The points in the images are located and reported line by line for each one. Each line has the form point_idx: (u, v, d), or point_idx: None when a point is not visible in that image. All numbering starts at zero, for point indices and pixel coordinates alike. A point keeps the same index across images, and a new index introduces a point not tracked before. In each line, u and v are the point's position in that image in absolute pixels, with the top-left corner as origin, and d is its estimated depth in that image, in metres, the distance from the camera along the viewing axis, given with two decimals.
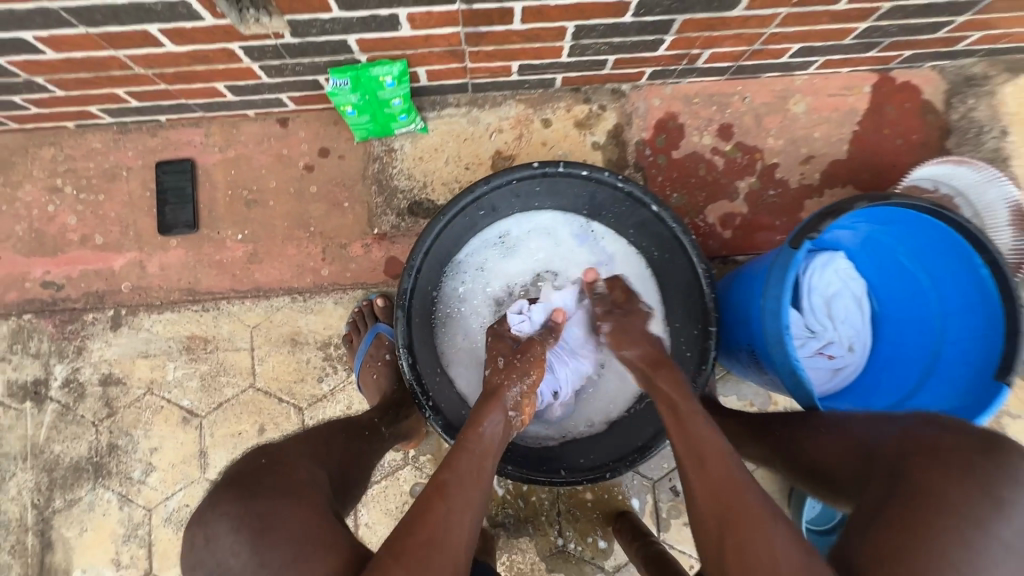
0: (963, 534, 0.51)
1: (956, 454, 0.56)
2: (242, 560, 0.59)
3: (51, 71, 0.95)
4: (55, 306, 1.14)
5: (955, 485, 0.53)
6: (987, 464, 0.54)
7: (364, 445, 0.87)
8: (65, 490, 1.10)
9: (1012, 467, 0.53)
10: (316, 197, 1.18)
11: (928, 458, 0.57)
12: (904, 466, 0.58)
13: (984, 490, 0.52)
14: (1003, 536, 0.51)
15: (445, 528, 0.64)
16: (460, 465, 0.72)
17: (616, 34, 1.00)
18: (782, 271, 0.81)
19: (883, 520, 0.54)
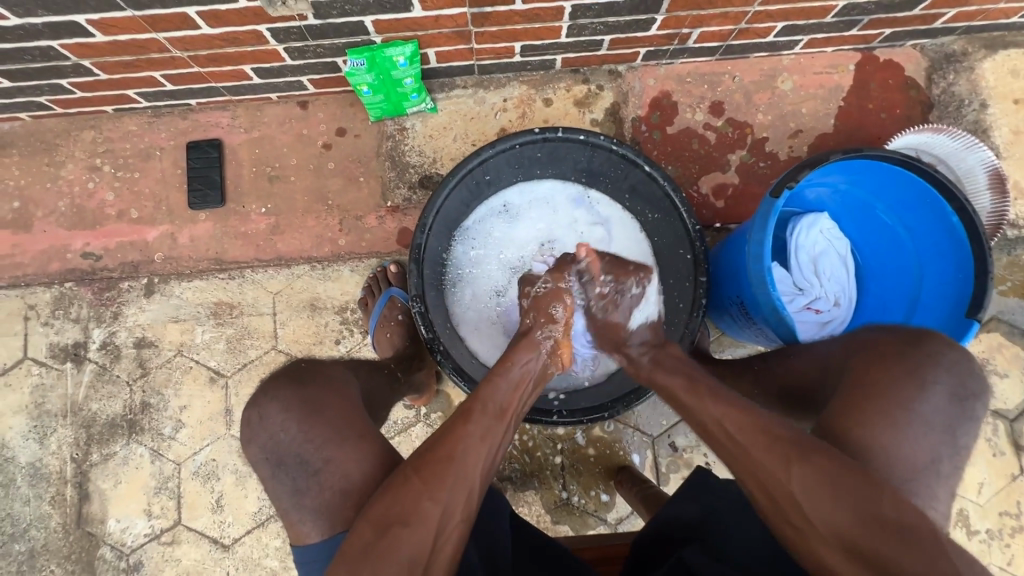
0: (894, 416, 0.65)
1: (891, 349, 0.70)
2: (292, 434, 0.76)
3: (97, 55, 1.05)
4: (94, 275, 1.23)
5: (889, 375, 0.67)
6: (915, 354, 0.68)
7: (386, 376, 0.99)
8: (102, 445, 1.19)
9: (933, 355, 0.68)
10: (333, 173, 1.27)
11: (869, 356, 0.71)
12: (849, 364, 0.72)
13: (909, 377, 0.67)
14: (923, 413, 0.65)
15: (465, 450, 0.73)
16: (486, 394, 0.79)
17: (611, 14, 1.08)
18: (764, 218, 0.87)
19: (833, 408, 0.69)
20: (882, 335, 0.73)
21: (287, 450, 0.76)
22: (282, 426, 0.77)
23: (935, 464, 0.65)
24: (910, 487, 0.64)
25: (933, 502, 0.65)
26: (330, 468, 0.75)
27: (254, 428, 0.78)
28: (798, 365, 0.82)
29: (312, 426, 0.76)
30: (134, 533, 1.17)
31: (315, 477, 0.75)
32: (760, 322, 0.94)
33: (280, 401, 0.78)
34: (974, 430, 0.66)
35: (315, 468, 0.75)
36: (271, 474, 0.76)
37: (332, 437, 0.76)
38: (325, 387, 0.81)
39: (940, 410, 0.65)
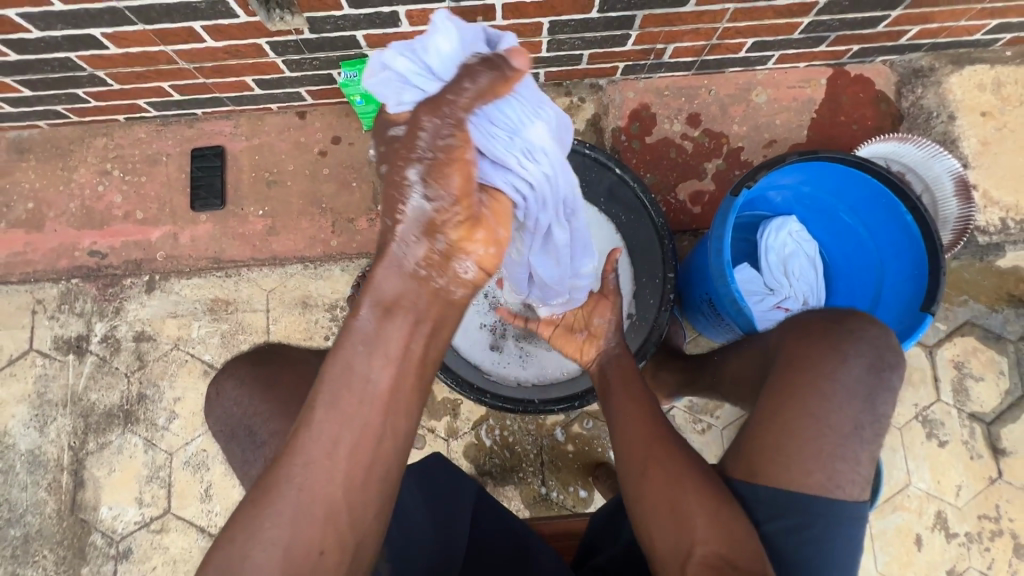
0: (821, 387, 0.69)
1: (817, 328, 0.74)
2: (244, 407, 0.85)
3: (110, 66, 1.14)
4: (100, 272, 1.30)
5: (814, 351, 0.72)
6: (839, 331, 0.73)
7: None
8: (98, 434, 1.23)
9: (854, 331, 0.72)
10: (328, 178, 1.34)
11: (798, 336, 0.75)
12: (779, 346, 0.76)
13: (833, 351, 0.71)
14: (847, 383, 0.70)
15: (304, 464, 0.59)
16: (330, 372, 0.60)
17: (587, 30, 1.16)
18: (723, 215, 0.92)
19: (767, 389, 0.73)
20: (812, 317, 0.77)
21: (239, 422, 0.84)
22: (236, 399, 0.86)
23: (858, 429, 0.69)
24: (839, 450, 0.68)
25: (856, 466, 0.69)
26: (274, 441, 0.80)
27: (212, 403, 0.88)
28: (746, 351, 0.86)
29: (264, 400, 0.84)
30: (125, 521, 1.20)
31: (261, 449, 0.81)
32: (723, 316, 0.98)
33: (236, 377, 0.88)
34: (892, 398, 0.71)
35: (260, 440, 0.81)
36: (234, 444, 0.84)
37: (278, 410, 0.82)
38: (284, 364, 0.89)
39: (860, 379, 0.70)
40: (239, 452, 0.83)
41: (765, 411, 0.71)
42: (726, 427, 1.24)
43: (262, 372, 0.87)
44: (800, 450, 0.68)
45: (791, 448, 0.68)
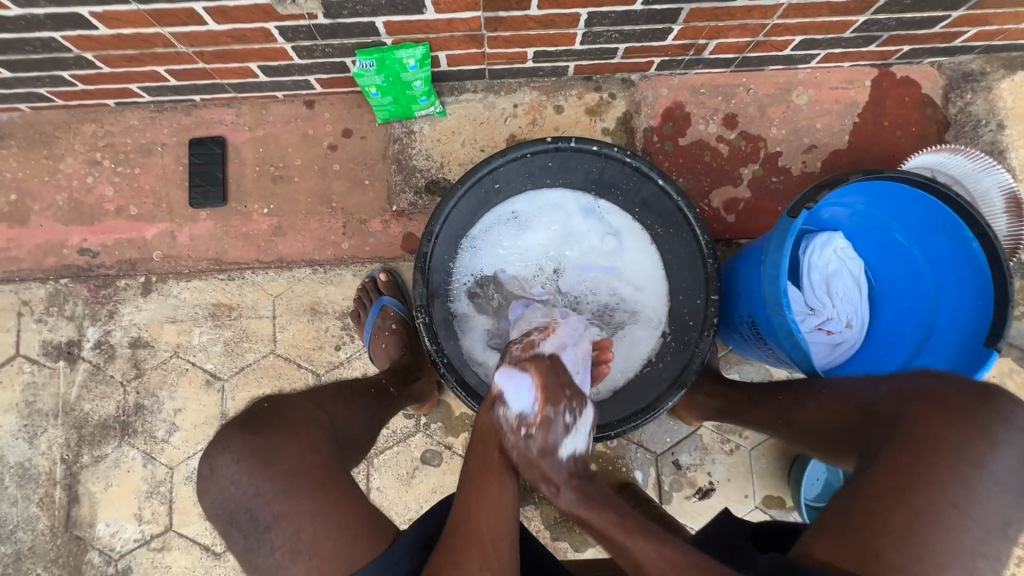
0: (966, 475, 0.62)
1: (956, 401, 0.66)
2: (242, 487, 0.74)
3: (100, 48, 1.03)
4: (91, 272, 1.21)
5: (957, 431, 0.64)
6: (985, 411, 0.64)
7: (371, 399, 0.96)
8: (93, 447, 1.16)
9: (1008, 414, 0.64)
10: (338, 175, 1.25)
11: (928, 405, 0.67)
12: (904, 413, 0.68)
13: (980, 435, 0.63)
14: (995, 473, 0.62)
15: (461, 520, 0.74)
16: (477, 454, 0.79)
17: (627, 23, 1.06)
18: (781, 239, 0.85)
19: (892, 459, 0.65)
20: (945, 385, 0.69)
21: (237, 505, 0.74)
22: (233, 477, 0.75)
23: (1005, 525, 0.61)
24: (980, 546, 0.60)
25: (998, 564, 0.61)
26: (281, 525, 0.72)
27: (207, 481, 0.76)
28: (833, 401, 0.80)
29: (267, 478, 0.74)
30: (124, 538, 1.14)
31: (267, 534, 0.73)
32: (773, 344, 0.92)
33: (233, 452, 0.76)
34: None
35: (265, 524, 0.73)
36: (234, 530, 0.75)
37: (284, 489, 0.73)
38: (283, 431, 0.78)
39: (1009, 470, 0.62)
40: (240, 540, 0.74)
41: (890, 483, 0.64)
42: (754, 447, 1.19)
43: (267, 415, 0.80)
44: (935, 542, 0.60)
45: (925, 537, 0.60)
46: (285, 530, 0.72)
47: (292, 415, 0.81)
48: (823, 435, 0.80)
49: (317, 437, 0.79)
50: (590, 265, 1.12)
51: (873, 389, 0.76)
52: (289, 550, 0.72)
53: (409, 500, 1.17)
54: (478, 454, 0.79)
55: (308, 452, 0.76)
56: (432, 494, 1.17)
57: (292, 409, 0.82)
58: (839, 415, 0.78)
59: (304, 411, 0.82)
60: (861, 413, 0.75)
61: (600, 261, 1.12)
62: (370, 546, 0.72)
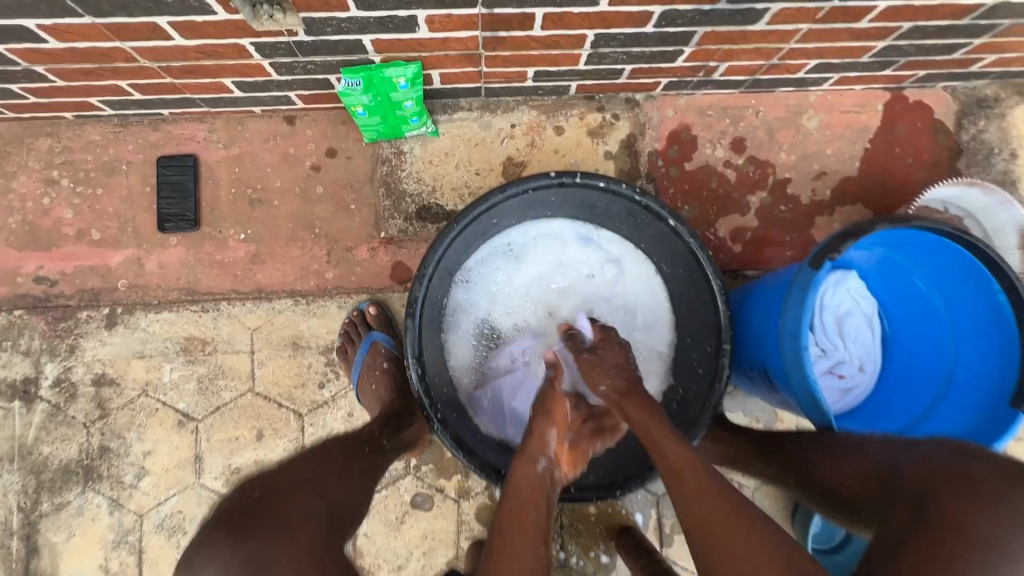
0: (997, 567, 0.55)
1: (986, 486, 0.60)
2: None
3: (51, 61, 0.92)
4: (49, 302, 1.11)
5: (989, 518, 0.58)
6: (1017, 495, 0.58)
7: (365, 463, 0.84)
8: (54, 493, 1.07)
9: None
10: (322, 198, 1.16)
11: (956, 487, 0.61)
12: (928, 493, 0.63)
13: (1017, 524, 0.57)
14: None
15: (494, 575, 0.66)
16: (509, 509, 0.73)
17: (636, 44, 0.98)
18: (802, 291, 0.80)
19: (916, 540, 0.59)
20: (972, 467, 0.63)
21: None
22: None
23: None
24: None
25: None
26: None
27: None
28: (848, 465, 0.75)
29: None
30: None
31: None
32: (789, 396, 0.88)
33: (216, 560, 0.61)
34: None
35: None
36: None
37: None
38: (279, 534, 0.64)
39: None
40: None
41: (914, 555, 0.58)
42: (758, 488, 1.15)
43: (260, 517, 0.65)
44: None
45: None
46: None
47: (284, 517, 0.66)
48: (839, 500, 0.75)
49: (316, 537, 0.66)
50: (592, 299, 1.05)
51: (896, 459, 0.70)
52: None
53: (398, 546, 1.11)
54: (512, 509, 0.73)
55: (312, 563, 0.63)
56: (423, 540, 1.11)
57: (287, 502, 0.68)
58: (860, 483, 0.73)
59: (300, 505, 0.69)
60: (884, 484, 0.69)
61: (602, 296, 1.05)
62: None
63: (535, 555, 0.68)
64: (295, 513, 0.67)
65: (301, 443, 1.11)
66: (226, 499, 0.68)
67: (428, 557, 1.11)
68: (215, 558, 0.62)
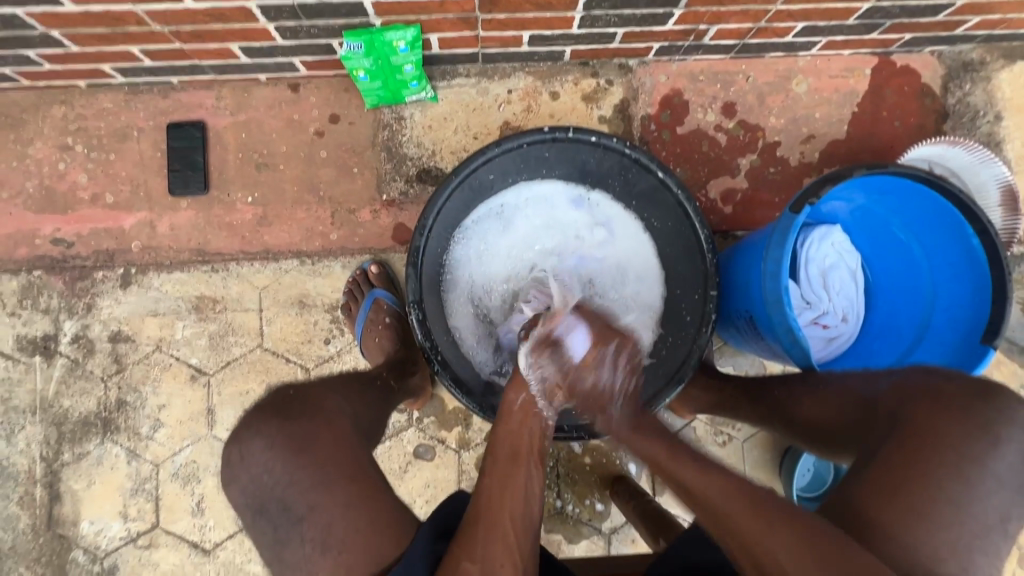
0: (963, 469, 0.62)
1: (954, 400, 0.65)
2: (276, 476, 0.74)
3: (67, 25, 0.96)
4: (66, 263, 1.16)
5: (957, 428, 0.63)
6: (985, 408, 0.64)
7: (383, 389, 0.94)
8: (74, 444, 1.13)
9: (1008, 411, 0.64)
10: (325, 162, 1.20)
11: (930, 402, 0.67)
12: (904, 410, 0.67)
13: (980, 433, 0.63)
14: (997, 471, 0.62)
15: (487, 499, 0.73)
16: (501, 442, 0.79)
17: (627, 6, 1.02)
18: (783, 235, 0.84)
19: (888, 453, 0.65)
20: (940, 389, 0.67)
21: (270, 494, 0.74)
22: (264, 463, 0.75)
23: (1003, 521, 0.61)
24: (978, 542, 0.60)
25: (995, 560, 0.61)
26: (314, 517, 0.71)
27: (236, 468, 0.76)
28: (827, 397, 0.80)
29: (301, 469, 0.73)
30: (109, 536, 1.12)
31: (298, 526, 0.72)
32: (771, 339, 0.92)
33: (263, 439, 0.76)
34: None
35: (298, 515, 0.72)
36: (265, 518, 0.74)
37: (315, 478, 0.73)
38: (315, 420, 0.78)
39: (1012, 467, 0.62)
40: (270, 529, 0.73)
41: (890, 467, 0.64)
42: (748, 439, 1.19)
43: (294, 431, 0.76)
44: (933, 536, 0.60)
45: (919, 531, 0.60)
46: (317, 522, 0.71)
47: (317, 412, 0.79)
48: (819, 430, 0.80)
49: (345, 428, 0.79)
50: (585, 255, 1.09)
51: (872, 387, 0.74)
52: (319, 541, 0.70)
53: (402, 494, 1.16)
54: (506, 436, 0.80)
55: (341, 446, 0.76)
56: (425, 488, 1.16)
57: (318, 401, 0.82)
58: (840, 412, 0.77)
59: (329, 405, 0.82)
60: (862, 409, 0.74)
61: (595, 251, 1.09)
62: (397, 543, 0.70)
63: (529, 477, 0.77)
64: (324, 408, 0.81)
65: None
66: (265, 397, 0.83)
67: (430, 505, 1.16)
68: (261, 438, 0.76)
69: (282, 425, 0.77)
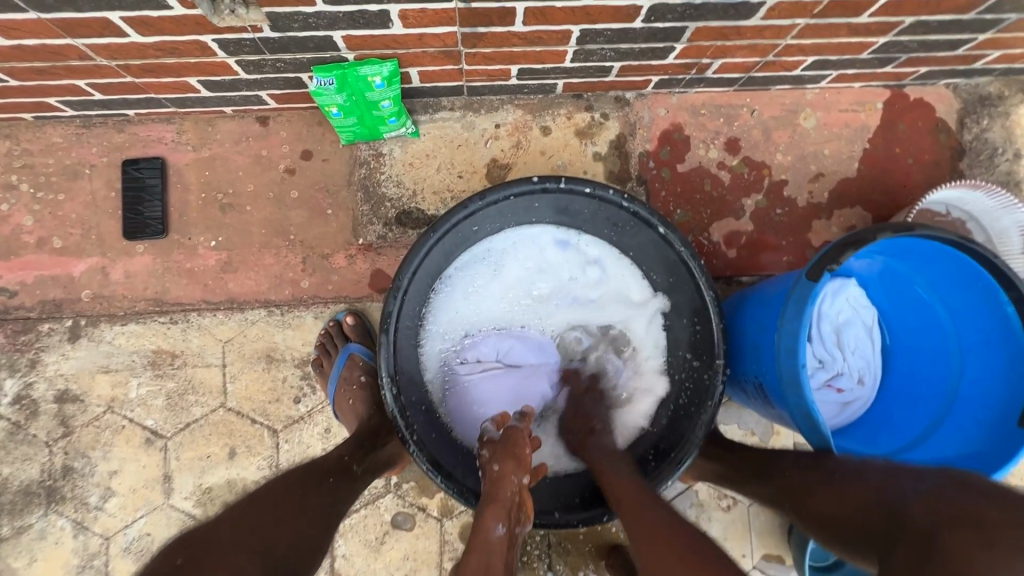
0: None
1: (1001, 528, 0.54)
2: None
3: (0, 59, 0.86)
4: (8, 315, 1.05)
5: (1004, 569, 0.51)
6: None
7: (326, 495, 0.78)
8: (14, 516, 1.02)
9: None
10: (296, 203, 1.10)
11: (965, 531, 0.55)
12: (939, 537, 0.55)
13: None
14: None
15: None
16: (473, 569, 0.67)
17: (624, 40, 0.93)
18: (800, 304, 0.75)
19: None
20: (984, 505, 0.57)
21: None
22: None
23: None
24: None
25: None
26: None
27: None
28: (845, 491, 0.69)
29: None
30: None
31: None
32: (784, 412, 0.83)
33: None
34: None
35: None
36: None
37: None
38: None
39: None
40: None
41: None
42: (753, 505, 1.10)
43: None
44: None
45: None
46: None
47: None
48: None
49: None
50: (577, 307, 1.01)
51: (900, 488, 0.64)
52: None
53: (378, 568, 1.06)
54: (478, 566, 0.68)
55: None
56: (403, 561, 1.06)
57: (212, 567, 0.61)
58: (859, 512, 0.66)
59: (230, 561, 0.63)
60: (884, 518, 0.63)
61: (589, 304, 1.00)
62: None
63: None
64: (219, 574, 0.60)
65: (275, 462, 1.06)
66: (147, 565, 0.62)
67: None
68: None
69: None
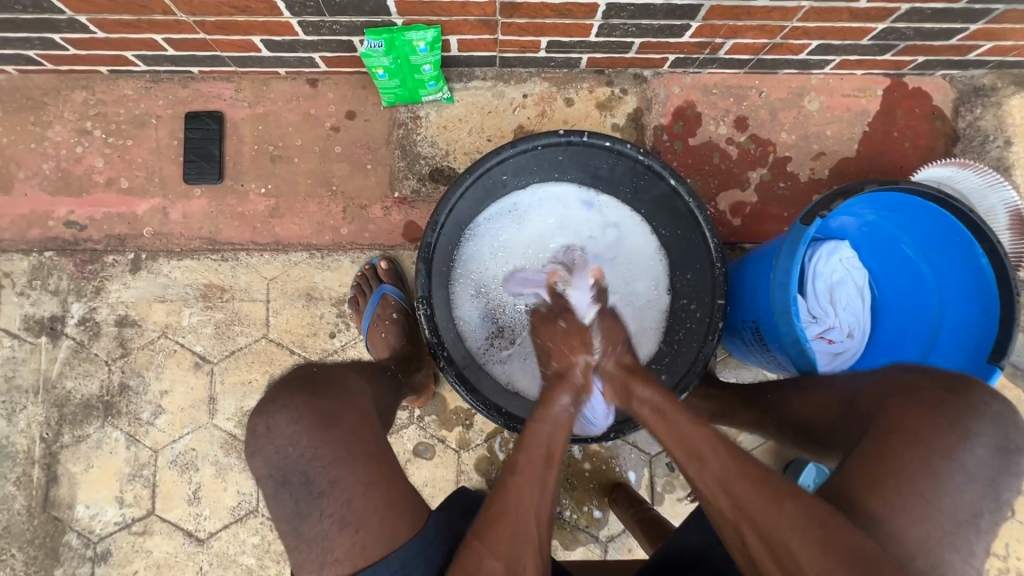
0: (935, 466, 0.62)
1: (929, 395, 0.67)
2: (300, 449, 0.74)
3: (95, 11, 0.97)
4: (77, 246, 1.17)
5: (930, 425, 0.64)
6: (956, 404, 0.65)
7: (389, 380, 0.96)
8: (75, 426, 1.13)
9: (974, 404, 0.65)
10: (339, 158, 1.21)
11: (902, 401, 0.68)
12: (880, 409, 0.69)
13: (951, 427, 0.64)
14: (966, 464, 0.63)
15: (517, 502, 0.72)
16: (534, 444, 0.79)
17: (645, 16, 1.03)
18: (793, 246, 0.85)
19: (862, 448, 0.66)
20: (922, 378, 0.70)
21: (293, 466, 0.74)
22: (292, 436, 0.75)
23: (976, 517, 0.62)
24: (947, 539, 0.61)
25: (970, 558, 0.61)
26: (334, 492, 0.73)
27: (260, 439, 0.76)
28: (819, 401, 0.80)
29: (325, 441, 0.75)
30: (104, 521, 1.12)
31: (318, 500, 0.73)
32: (776, 351, 0.92)
33: (290, 410, 0.76)
34: (1016, 486, 0.64)
35: (318, 490, 0.73)
36: (287, 491, 0.74)
37: (343, 454, 0.75)
38: (340, 397, 0.80)
39: (983, 463, 0.63)
40: (292, 502, 0.73)
41: (864, 463, 0.64)
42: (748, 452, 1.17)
43: (323, 407, 0.77)
44: (903, 532, 0.61)
45: (897, 524, 0.61)
46: (337, 498, 0.73)
47: (344, 385, 0.83)
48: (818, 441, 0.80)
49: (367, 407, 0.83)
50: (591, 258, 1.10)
51: (854, 384, 0.76)
52: (338, 518, 0.72)
53: None
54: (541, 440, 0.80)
55: (364, 421, 0.79)
56: (423, 486, 1.16)
57: (343, 379, 0.84)
58: (829, 413, 0.78)
59: (352, 381, 0.85)
60: (846, 411, 0.74)
61: (603, 256, 1.10)
62: (411, 530, 0.73)
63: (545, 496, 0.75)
64: (349, 386, 0.83)
65: None
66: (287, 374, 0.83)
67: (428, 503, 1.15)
68: (287, 409, 0.76)
69: (310, 397, 0.77)
